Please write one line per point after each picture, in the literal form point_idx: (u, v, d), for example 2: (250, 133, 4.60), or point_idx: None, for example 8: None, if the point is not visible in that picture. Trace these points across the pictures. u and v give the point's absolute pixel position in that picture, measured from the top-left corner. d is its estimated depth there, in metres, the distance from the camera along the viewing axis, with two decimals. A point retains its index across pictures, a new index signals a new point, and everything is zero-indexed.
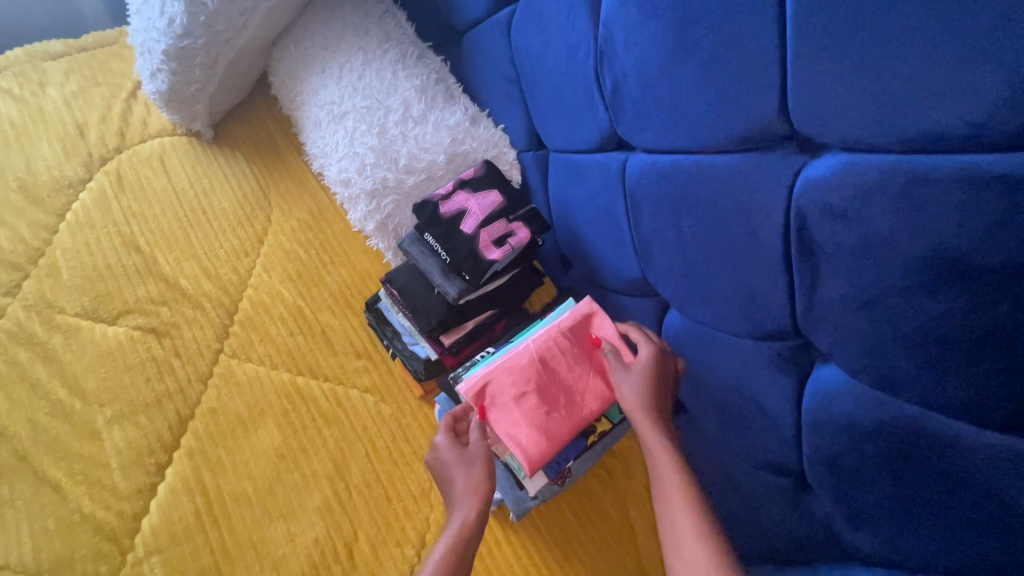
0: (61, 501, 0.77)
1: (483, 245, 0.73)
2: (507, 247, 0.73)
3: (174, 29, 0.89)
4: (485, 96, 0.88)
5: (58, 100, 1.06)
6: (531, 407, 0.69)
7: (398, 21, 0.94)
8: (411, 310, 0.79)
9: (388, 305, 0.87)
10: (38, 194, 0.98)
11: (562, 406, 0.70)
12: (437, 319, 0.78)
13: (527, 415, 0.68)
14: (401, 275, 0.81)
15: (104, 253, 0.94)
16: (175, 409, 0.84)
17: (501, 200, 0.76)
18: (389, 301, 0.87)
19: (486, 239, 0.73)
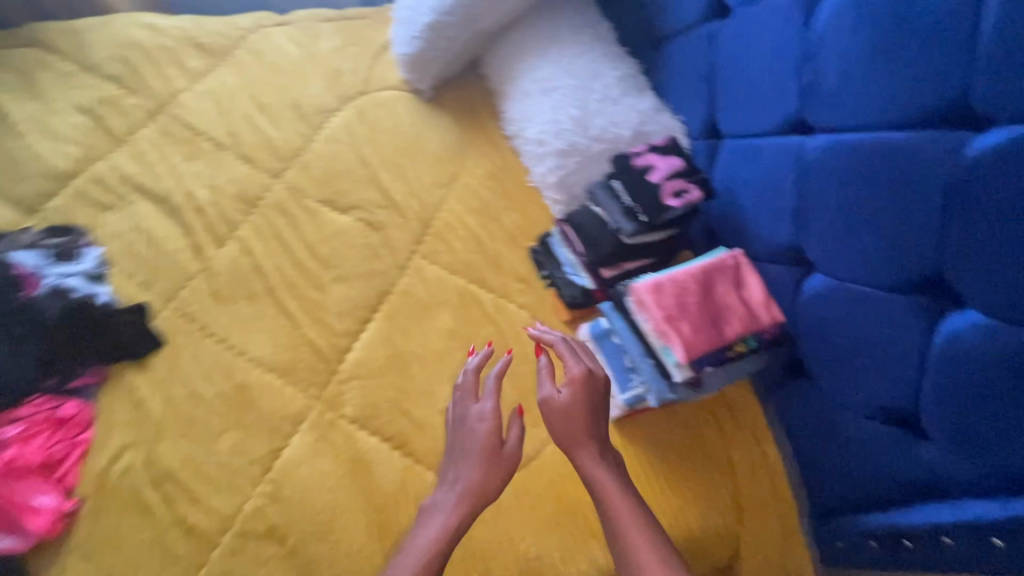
0: (293, 326, 1.00)
1: (663, 195, 0.90)
2: (682, 200, 0.90)
3: (441, 7, 1.19)
4: (670, 94, 1.08)
5: (326, 50, 1.38)
6: (691, 322, 0.79)
7: (606, 28, 1.17)
8: (584, 242, 0.99)
9: (558, 240, 1.08)
10: (304, 111, 1.27)
11: (713, 330, 0.80)
12: (604, 252, 0.98)
13: (688, 328, 0.79)
14: (578, 215, 1.00)
15: (344, 163, 1.21)
16: (379, 284, 1.06)
17: (682, 165, 0.93)
18: (559, 237, 1.07)
19: (667, 190, 0.90)
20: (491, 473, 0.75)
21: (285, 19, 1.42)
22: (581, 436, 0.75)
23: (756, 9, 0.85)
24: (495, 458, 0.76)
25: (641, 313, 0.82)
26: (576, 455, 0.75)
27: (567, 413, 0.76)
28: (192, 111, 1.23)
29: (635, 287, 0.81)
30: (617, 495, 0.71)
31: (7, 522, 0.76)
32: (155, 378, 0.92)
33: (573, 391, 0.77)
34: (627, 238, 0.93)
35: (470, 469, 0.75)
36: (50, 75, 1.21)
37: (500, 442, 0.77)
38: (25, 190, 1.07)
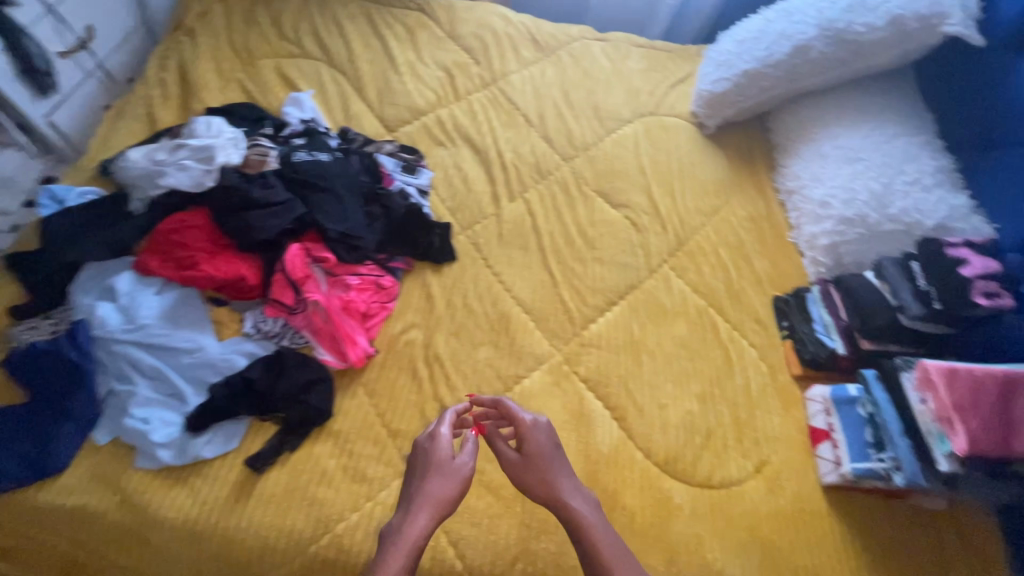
0: (552, 284, 1.14)
1: (972, 290, 0.90)
2: (992, 302, 0.89)
3: (768, 59, 1.28)
4: (986, 198, 1.06)
5: (631, 70, 1.55)
6: (986, 417, 0.81)
7: (927, 119, 1.18)
8: (853, 309, 1.03)
9: (816, 298, 1.12)
10: (602, 111, 1.43)
11: (1008, 433, 0.81)
12: (875, 324, 1.00)
13: (982, 420, 0.81)
14: (854, 281, 1.05)
15: (625, 165, 1.34)
16: (630, 276, 1.17)
17: (999, 269, 0.92)
18: (819, 295, 1.12)
19: (977, 287, 0.90)
20: (452, 484, 0.80)
21: (604, 37, 1.62)
22: (539, 473, 0.82)
23: None
24: (449, 470, 0.81)
25: (924, 391, 0.89)
26: (550, 497, 0.81)
27: (540, 457, 0.84)
28: (515, 89, 1.47)
29: (929, 365, 0.87)
30: (597, 530, 0.78)
31: (333, 342, 0.98)
32: (443, 283, 1.12)
33: (539, 434, 0.86)
34: (909, 320, 0.96)
35: (450, 485, 0.80)
36: (426, 35, 1.53)
37: (445, 451, 0.83)
38: (390, 113, 1.36)
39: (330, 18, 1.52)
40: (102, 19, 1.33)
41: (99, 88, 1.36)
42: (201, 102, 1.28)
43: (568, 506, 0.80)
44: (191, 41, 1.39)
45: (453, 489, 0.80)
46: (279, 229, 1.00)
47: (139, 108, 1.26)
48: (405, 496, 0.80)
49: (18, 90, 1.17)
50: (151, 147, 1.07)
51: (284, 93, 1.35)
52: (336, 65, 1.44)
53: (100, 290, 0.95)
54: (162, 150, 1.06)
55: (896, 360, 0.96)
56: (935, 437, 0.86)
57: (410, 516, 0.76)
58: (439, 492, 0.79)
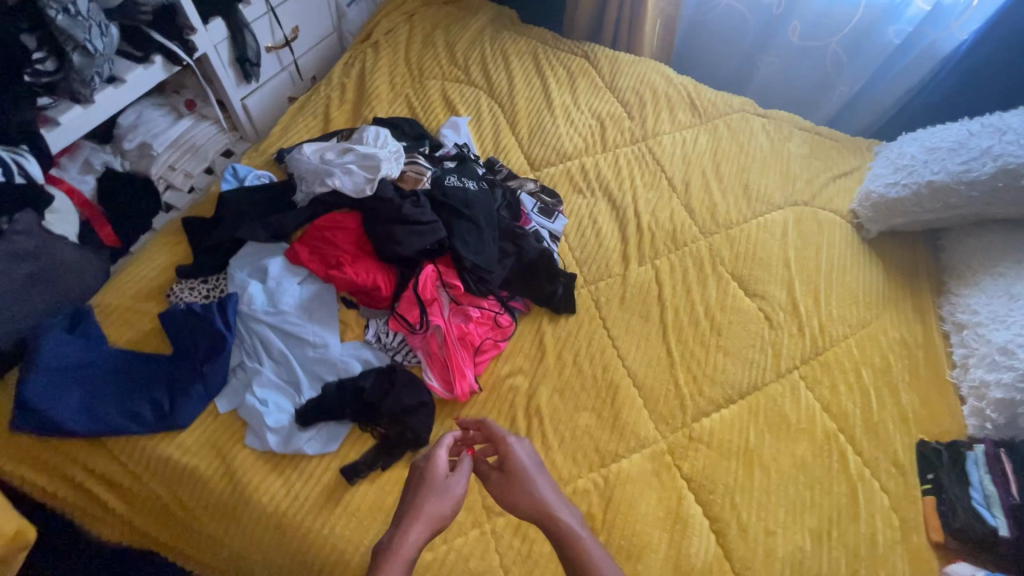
0: (669, 365, 1.08)
1: None
2: None
3: (963, 175, 1.14)
4: None
5: (791, 153, 1.46)
6: None
7: None
8: None
9: (978, 461, 0.97)
10: (751, 193, 1.36)
11: None
12: None
13: None
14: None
15: (768, 253, 1.26)
16: (755, 376, 1.08)
17: None
18: (982, 459, 0.97)
19: None
20: (446, 500, 0.73)
21: (766, 114, 1.56)
22: (524, 487, 0.76)
23: None
24: (441, 487, 0.75)
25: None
26: (540, 518, 0.74)
27: (526, 476, 0.78)
28: (664, 152, 1.44)
29: None
30: (594, 545, 0.70)
31: (443, 371, 0.98)
32: (558, 334, 1.09)
33: (519, 451, 0.81)
34: None
35: (443, 503, 0.73)
36: (586, 82, 1.55)
37: (438, 468, 0.77)
38: (537, 152, 1.38)
39: (499, 51, 1.59)
40: (307, 23, 1.48)
41: (288, 82, 1.50)
42: (371, 111, 1.37)
43: (561, 529, 0.72)
44: (374, 54, 1.51)
45: (446, 509, 0.73)
46: (418, 247, 1.02)
47: (319, 107, 1.37)
48: (394, 518, 0.72)
49: (228, 74, 1.32)
50: (327, 153, 1.18)
51: (444, 115, 1.42)
52: (496, 97, 1.49)
53: (253, 268, 1.02)
54: (335, 156, 1.17)
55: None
56: None
57: (399, 531, 0.69)
58: (434, 506, 0.72)
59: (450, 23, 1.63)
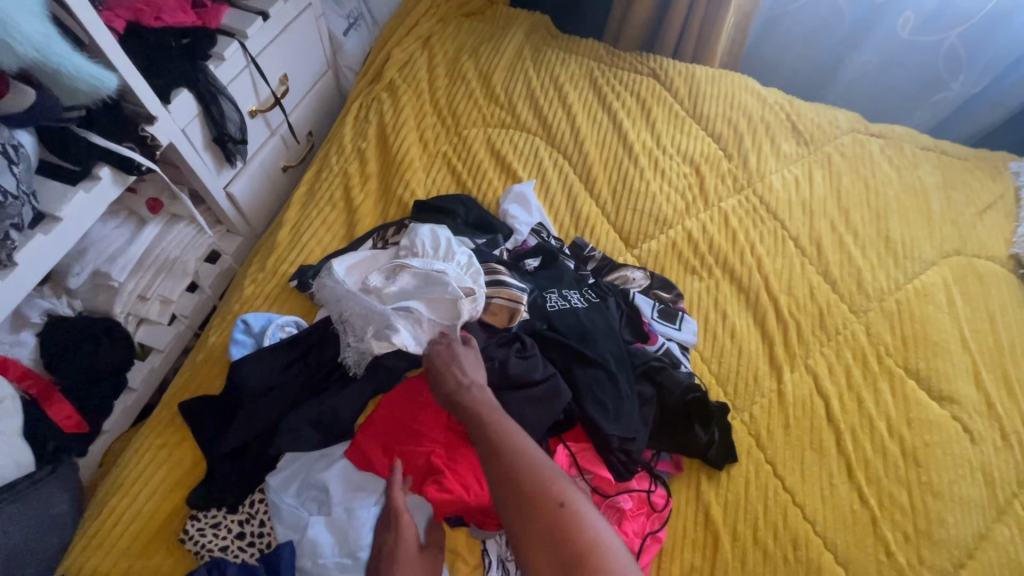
0: (871, 523, 0.82)
1: None
2: None
3: None
4: None
5: (926, 185, 1.20)
6: None
7: None
8: None
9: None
10: (897, 248, 1.09)
11: None
12: None
13: None
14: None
15: (941, 334, 1.00)
16: (977, 521, 0.84)
17: None
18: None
19: None
20: (420, 568, 0.63)
21: (881, 133, 1.28)
22: (444, 378, 0.70)
23: None
24: (415, 554, 0.64)
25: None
26: (457, 400, 0.68)
27: (457, 374, 0.70)
28: (780, 200, 1.14)
29: None
30: (513, 434, 0.64)
31: None
32: (725, 500, 0.82)
33: (467, 364, 0.72)
34: None
35: (420, 570, 0.63)
36: (663, 112, 1.22)
37: (405, 527, 0.65)
38: (628, 221, 1.07)
39: (548, 78, 1.23)
40: (297, 67, 1.09)
41: (281, 148, 1.12)
42: (407, 188, 1.02)
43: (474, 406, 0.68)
44: (392, 100, 1.14)
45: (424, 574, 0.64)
46: (543, 428, 0.73)
47: (334, 189, 1.01)
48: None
49: (205, 163, 0.94)
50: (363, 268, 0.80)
51: (500, 180, 1.08)
52: (558, 145, 1.15)
53: (306, 485, 0.69)
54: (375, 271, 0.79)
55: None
56: None
57: None
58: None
59: (477, 44, 1.26)
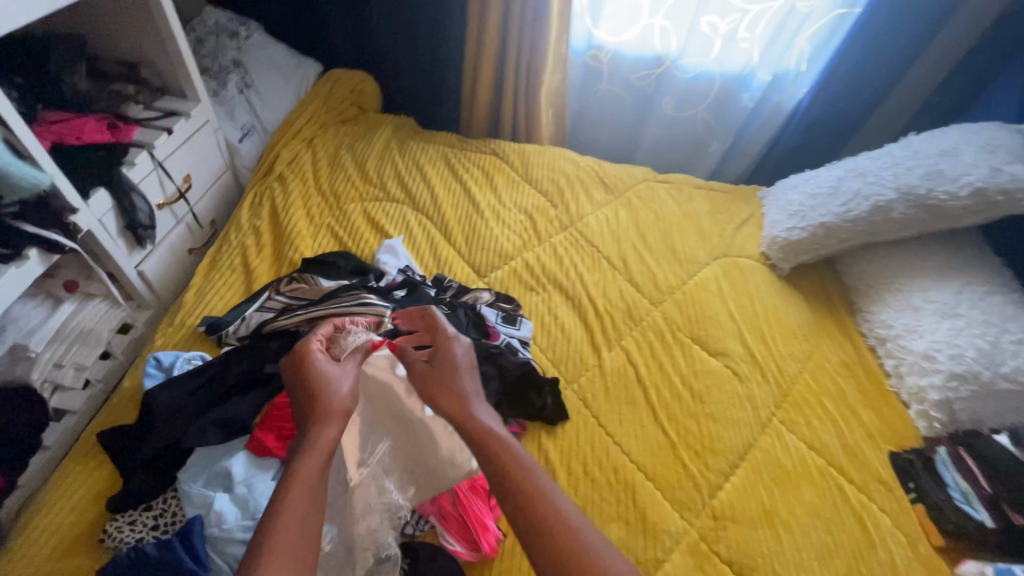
0: (670, 447, 1.10)
1: None
2: None
3: (846, 214, 1.32)
4: None
5: (700, 211, 1.62)
6: None
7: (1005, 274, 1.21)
8: (992, 474, 1.01)
9: (945, 461, 1.08)
10: (680, 257, 1.48)
11: None
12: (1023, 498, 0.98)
13: None
14: (988, 450, 1.04)
15: (714, 311, 1.36)
16: (746, 434, 1.13)
17: None
18: (949, 459, 1.08)
19: None
20: (342, 386, 0.82)
21: (666, 180, 1.71)
22: (450, 382, 0.87)
23: None
24: (338, 375, 0.84)
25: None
26: (464, 407, 0.83)
27: (460, 380, 0.87)
28: (594, 232, 1.50)
29: None
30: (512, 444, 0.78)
31: (463, 531, 0.90)
32: (560, 447, 1.07)
33: (463, 358, 0.91)
34: None
35: (343, 386, 0.82)
36: (503, 179, 1.59)
37: (325, 362, 0.84)
38: (479, 258, 1.37)
39: (411, 162, 1.58)
40: (199, 169, 1.35)
41: (186, 234, 1.35)
42: (296, 251, 1.27)
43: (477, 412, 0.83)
44: (282, 187, 1.42)
45: (343, 399, 0.80)
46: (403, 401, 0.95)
47: (234, 257, 1.25)
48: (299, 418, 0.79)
49: (119, 246, 1.15)
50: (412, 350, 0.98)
51: (374, 239, 1.36)
52: (421, 209, 1.47)
53: (211, 476, 0.86)
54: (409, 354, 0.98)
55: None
56: None
57: (315, 429, 0.75)
58: (340, 396, 0.80)
59: (352, 141, 1.59)
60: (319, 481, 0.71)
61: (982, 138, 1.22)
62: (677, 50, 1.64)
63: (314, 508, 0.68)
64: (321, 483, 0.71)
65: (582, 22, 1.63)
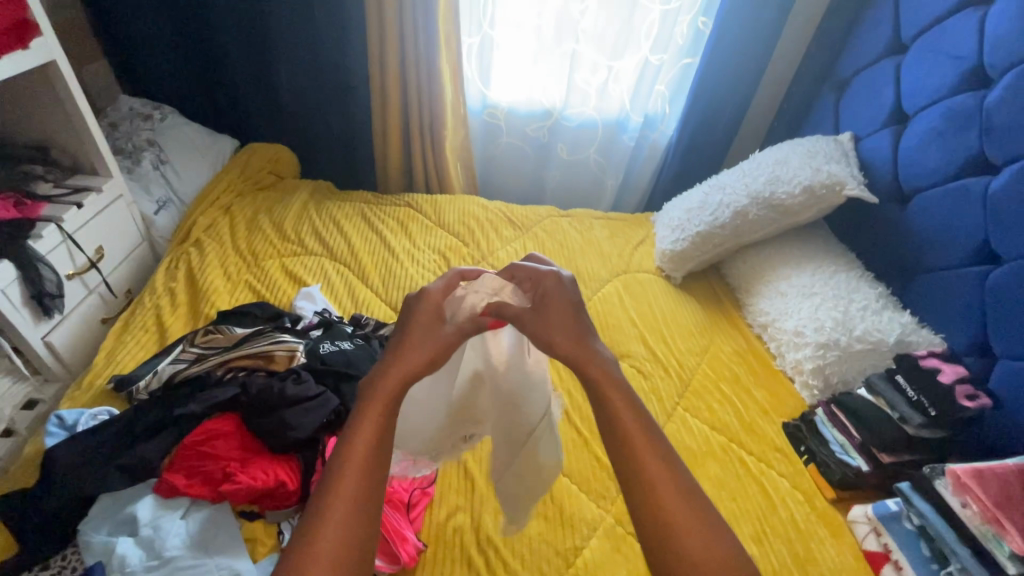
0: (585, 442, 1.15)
1: (957, 395, 1.04)
2: (978, 402, 1.03)
3: (714, 222, 1.53)
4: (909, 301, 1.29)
5: (601, 235, 1.78)
6: None
7: (848, 257, 1.43)
8: (859, 423, 1.14)
9: (823, 421, 1.20)
10: (584, 277, 1.61)
11: None
12: (888, 438, 1.09)
13: None
14: (854, 401, 1.17)
15: (618, 320, 1.48)
16: None
17: (966, 373, 1.07)
18: (826, 418, 1.20)
19: (961, 391, 1.04)
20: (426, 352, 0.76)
21: (569, 214, 1.87)
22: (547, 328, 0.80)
23: (1001, 245, 1.09)
24: (422, 337, 0.77)
25: (962, 495, 0.92)
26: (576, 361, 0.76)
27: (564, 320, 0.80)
28: (503, 263, 1.62)
29: (957, 470, 0.93)
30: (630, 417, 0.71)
31: (382, 544, 0.91)
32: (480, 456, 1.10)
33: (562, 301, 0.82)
34: (915, 428, 1.07)
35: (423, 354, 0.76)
36: (417, 225, 1.71)
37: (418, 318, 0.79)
38: (396, 296, 1.46)
39: (327, 218, 1.67)
40: (112, 241, 1.39)
41: (99, 303, 1.37)
42: (211, 306, 1.31)
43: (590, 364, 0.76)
44: (199, 252, 1.47)
45: (425, 360, 0.75)
46: (313, 425, 0.98)
47: (148, 319, 1.27)
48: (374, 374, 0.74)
49: (24, 317, 1.16)
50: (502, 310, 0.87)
51: (293, 289, 1.42)
52: (338, 258, 1.55)
53: (116, 523, 0.86)
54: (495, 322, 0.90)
55: (925, 468, 0.99)
56: (994, 539, 0.88)
57: (369, 398, 0.70)
58: (412, 364, 0.74)
59: (270, 205, 1.68)
60: (384, 438, 0.68)
61: (806, 147, 1.51)
62: (561, 103, 1.88)
63: (377, 465, 0.66)
64: (388, 441, 0.68)
65: (475, 86, 1.85)
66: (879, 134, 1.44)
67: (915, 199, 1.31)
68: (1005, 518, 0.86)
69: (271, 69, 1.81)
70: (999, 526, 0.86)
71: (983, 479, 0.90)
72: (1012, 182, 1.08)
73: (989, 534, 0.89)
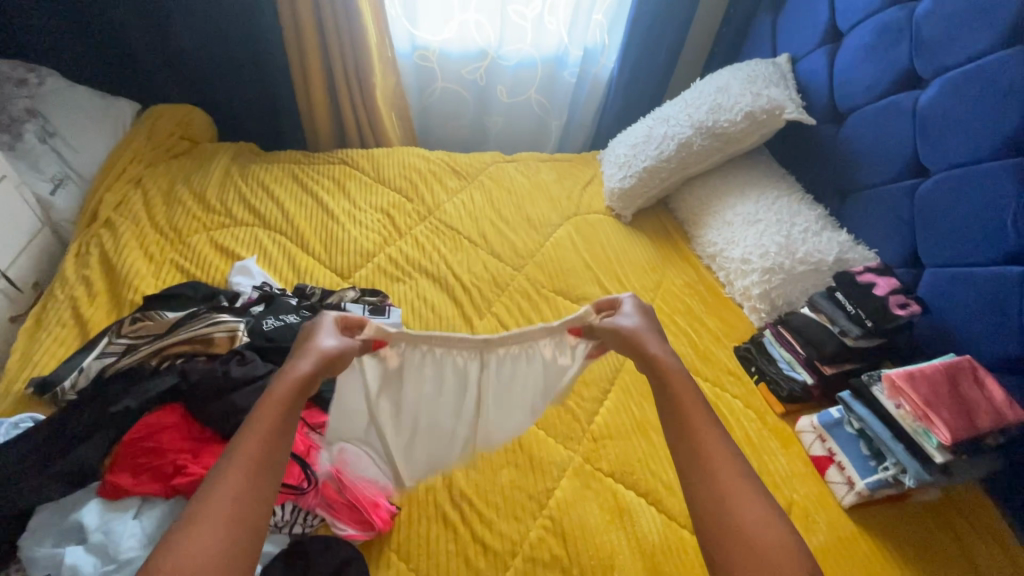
0: None
1: (890, 305, 1.10)
2: (909, 309, 1.09)
3: (659, 156, 1.51)
4: (846, 221, 1.35)
5: (550, 178, 1.73)
6: (953, 402, 0.94)
7: (788, 181, 1.45)
8: (805, 340, 1.20)
9: (772, 341, 1.26)
10: (535, 222, 1.57)
11: (976, 408, 0.94)
12: (830, 352, 1.16)
13: (950, 413, 0.93)
14: (798, 319, 1.23)
15: (571, 264, 1.46)
16: (613, 361, 1.23)
17: (898, 284, 1.13)
18: (774, 337, 1.26)
19: (894, 302, 1.11)
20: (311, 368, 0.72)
21: (514, 158, 1.80)
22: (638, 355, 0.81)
23: (930, 156, 1.13)
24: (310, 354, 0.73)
25: (896, 397, 1.01)
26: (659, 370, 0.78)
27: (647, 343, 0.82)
28: (451, 216, 1.56)
29: (889, 372, 1.01)
30: None
31: (354, 513, 0.91)
32: None
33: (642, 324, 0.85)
34: (854, 340, 1.14)
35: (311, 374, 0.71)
36: (355, 183, 1.61)
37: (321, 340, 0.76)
38: (341, 262, 1.38)
39: (254, 183, 1.54)
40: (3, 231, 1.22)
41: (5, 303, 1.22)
42: (135, 291, 1.20)
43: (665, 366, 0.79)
44: (112, 234, 1.33)
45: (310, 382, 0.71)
46: None
47: (63, 313, 1.16)
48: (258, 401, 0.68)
49: None
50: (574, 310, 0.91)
51: (225, 264, 1.32)
52: (272, 226, 1.44)
53: (62, 532, 0.81)
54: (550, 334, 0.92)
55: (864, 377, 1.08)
56: (924, 433, 0.97)
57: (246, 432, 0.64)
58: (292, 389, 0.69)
59: (186, 174, 1.52)
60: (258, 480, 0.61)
61: (746, 72, 1.49)
62: (495, 41, 1.76)
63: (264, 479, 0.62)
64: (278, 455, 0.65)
65: (400, 25, 1.70)
66: (815, 53, 1.43)
67: (850, 117, 1.33)
68: (932, 411, 0.94)
69: (163, 14, 1.59)
70: (927, 420, 0.95)
71: (910, 378, 0.98)
72: (940, 94, 1.10)
73: (919, 429, 0.98)
